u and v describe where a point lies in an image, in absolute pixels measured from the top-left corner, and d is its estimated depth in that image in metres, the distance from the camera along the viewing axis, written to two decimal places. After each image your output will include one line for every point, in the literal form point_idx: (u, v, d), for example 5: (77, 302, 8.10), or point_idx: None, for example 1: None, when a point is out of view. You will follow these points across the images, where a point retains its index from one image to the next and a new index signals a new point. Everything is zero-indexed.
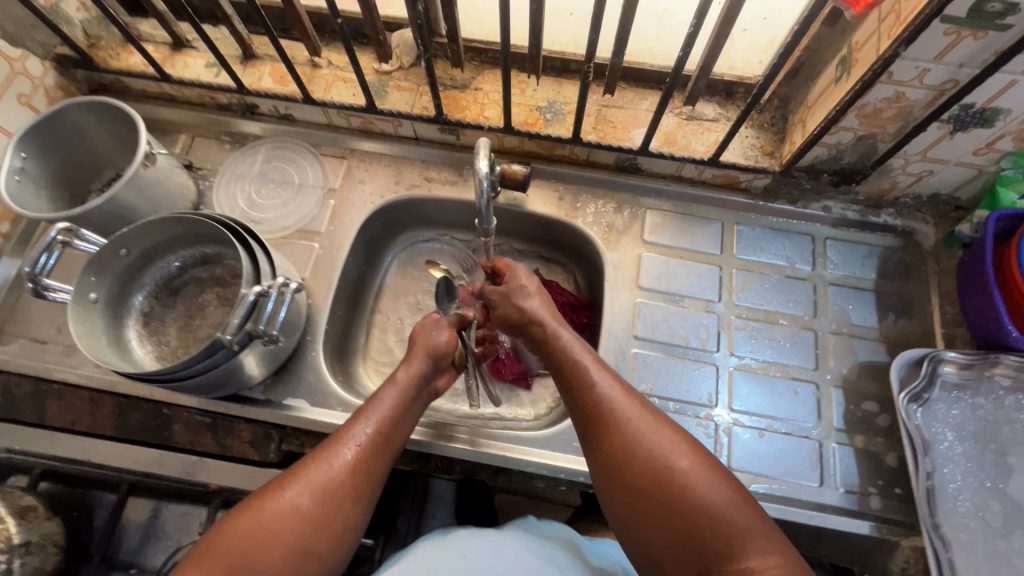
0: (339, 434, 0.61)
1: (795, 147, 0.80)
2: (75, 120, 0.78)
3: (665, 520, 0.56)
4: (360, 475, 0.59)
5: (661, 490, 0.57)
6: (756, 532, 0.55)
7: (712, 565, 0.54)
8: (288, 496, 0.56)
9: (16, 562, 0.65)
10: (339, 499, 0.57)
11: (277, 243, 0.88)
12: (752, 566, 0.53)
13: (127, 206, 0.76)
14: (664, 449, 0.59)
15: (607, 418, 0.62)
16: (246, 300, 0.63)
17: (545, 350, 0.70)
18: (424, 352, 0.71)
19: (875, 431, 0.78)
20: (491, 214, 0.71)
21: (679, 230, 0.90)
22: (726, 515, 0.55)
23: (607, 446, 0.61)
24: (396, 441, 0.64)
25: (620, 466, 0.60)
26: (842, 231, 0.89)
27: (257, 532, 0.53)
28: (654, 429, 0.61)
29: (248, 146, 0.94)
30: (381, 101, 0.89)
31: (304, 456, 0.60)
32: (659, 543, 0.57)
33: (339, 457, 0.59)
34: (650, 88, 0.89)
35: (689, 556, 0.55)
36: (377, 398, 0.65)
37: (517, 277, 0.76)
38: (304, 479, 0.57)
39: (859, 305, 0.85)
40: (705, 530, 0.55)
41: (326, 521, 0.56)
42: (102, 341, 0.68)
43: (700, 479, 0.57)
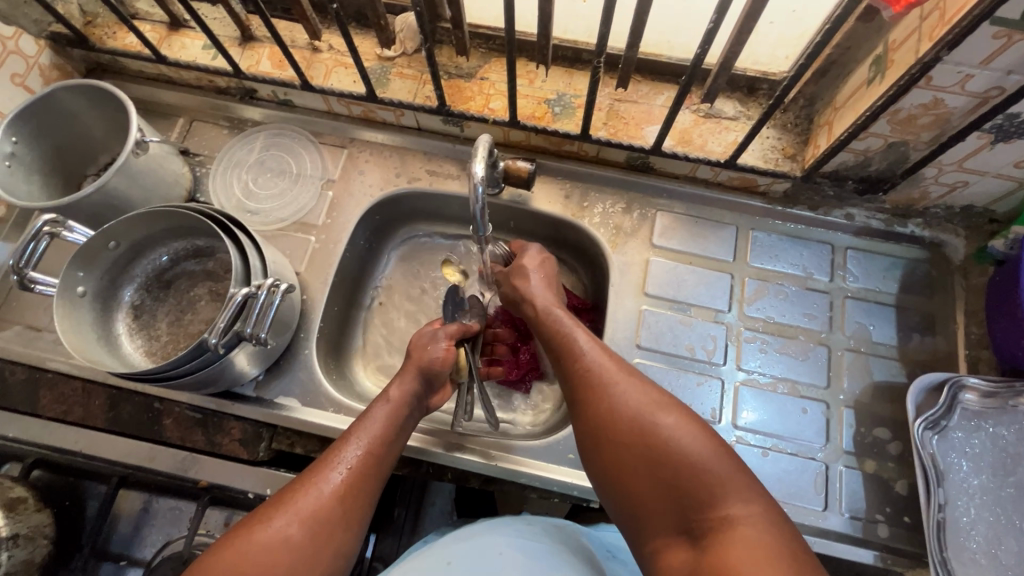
0: (330, 456, 0.59)
1: (819, 151, 0.75)
2: (65, 103, 0.76)
3: (648, 481, 0.53)
4: (349, 496, 0.57)
5: (641, 446, 0.54)
6: (737, 483, 0.51)
7: (693, 518, 0.51)
8: (277, 526, 0.53)
9: (4, 556, 0.65)
10: (329, 528, 0.55)
11: (273, 235, 0.85)
12: (732, 515, 0.50)
13: (119, 196, 0.74)
14: (645, 406, 0.57)
15: (590, 382, 0.60)
16: (234, 301, 0.61)
17: (536, 320, 0.69)
18: (416, 368, 0.69)
19: (886, 456, 0.75)
20: (486, 221, 0.67)
21: (691, 235, 0.85)
22: (706, 467, 0.52)
23: (590, 411, 0.59)
24: (385, 464, 0.62)
25: (603, 429, 0.57)
26: (865, 241, 0.84)
27: (242, 566, 0.50)
28: (638, 389, 0.59)
29: (247, 132, 0.91)
30: (382, 90, 0.85)
31: (291, 484, 0.57)
32: (642, 508, 0.54)
33: (328, 481, 0.57)
34: (667, 81, 0.84)
35: (672, 517, 0.52)
36: (368, 417, 0.63)
37: (523, 258, 0.75)
38: (293, 508, 0.55)
39: (878, 321, 0.80)
40: (686, 483, 0.52)
41: (315, 549, 0.54)
42: (88, 335, 0.66)
43: (682, 435, 0.54)
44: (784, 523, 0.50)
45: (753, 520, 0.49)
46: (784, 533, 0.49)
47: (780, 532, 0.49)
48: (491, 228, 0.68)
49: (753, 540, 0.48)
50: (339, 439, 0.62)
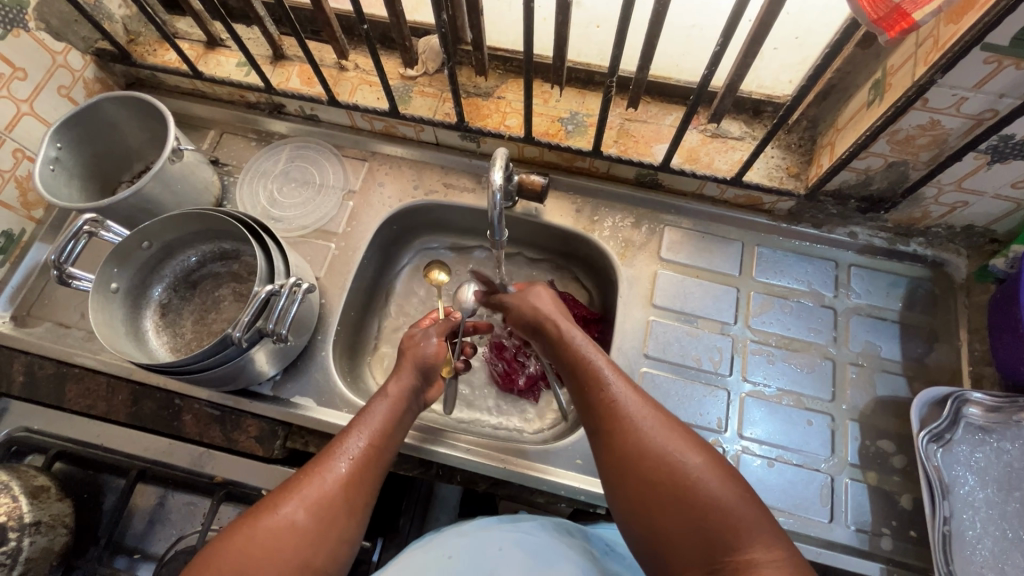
0: (333, 447, 0.61)
1: (822, 170, 0.78)
2: (107, 113, 0.80)
3: (677, 514, 0.54)
4: (353, 485, 0.59)
5: (672, 484, 0.55)
6: (760, 526, 0.52)
7: (718, 557, 0.51)
8: (284, 512, 0.55)
9: (26, 541, 0.66)
10: (335, 519, 0.57)
11: (295, 241, 0.89)
12: (754, 558, 0.51)
13: (153, 199, 0.78)
14: (675, 444, 0.57)
15: (619, 417, 0.60)
16: (258, 298, 0.65)
17: (560, 347, 0.69)
18: (412, 364, 0.71)
19: (890, 470, 0.75)
20: (503, 227, 0.69)
21: (698, 249, 0.88)
22: (732, 508, 0.53)
23: (618, 439, 0.59)
24: (385, 457, 0.64)
25: (631, 459, 0.57)
26: (867, 258, 0.86)
27: (251, 550, 0.52)
28: (667, 427, 0.59)
29: (273, 144, 0.96)
30: (404, 106, 0.89)
31: (295, 475, 0.59)
32: (665, 541, 0.54)
33: (333, 470, 0.59)
34: (675, 103, 0.88)
35: (694, 551, 0.53)
36: (368, 411, 0.65)
37: (529, 286, 0.78)
38: (299, 496, 0.56)
39: (881, 337, 0.82)
40: (710, 523, 0.52)
41: (321, 541, 0.55)
42: (118, 331, 0.69)
43: (710, 477, 0.55)
44: (805, 573, 0.51)
45: (778, 564, 0.50)
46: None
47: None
48: (507, 233, 0.71)
49: None
50: (340, 433, 0.64)
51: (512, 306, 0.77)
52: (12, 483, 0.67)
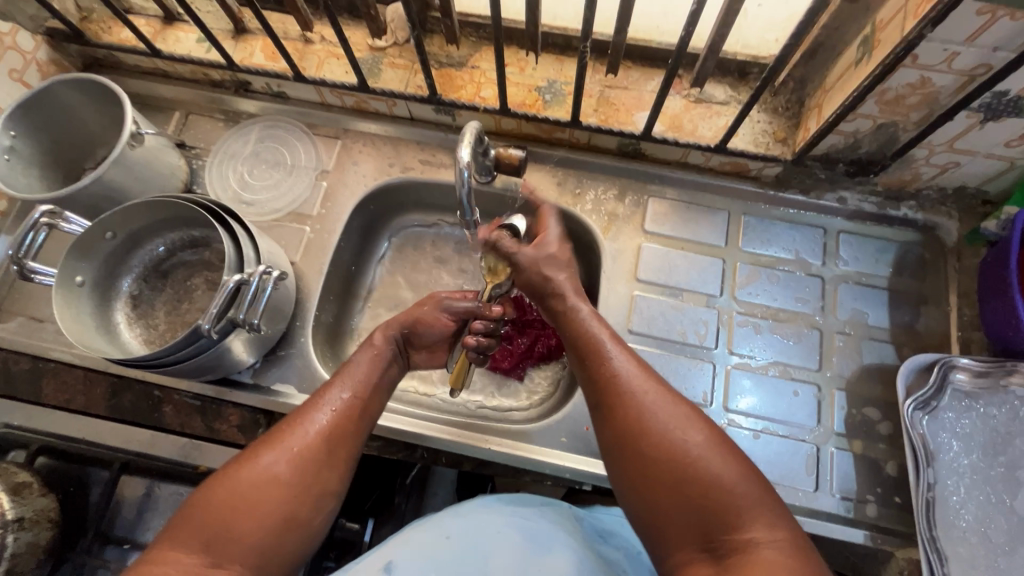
0: (314, 400, 0.61)
1: (809, 133, 0.75)
2: (61, 98, 0.77)
3: (676, 493, 0.53)
4: (333, 438, 0.59)
5: (672, 462, 0.54)
6: (761, 506, 0.52)
7: (717, 536, 0.51)
8: (265, 464, 0.55)
9: (11, 538, 0.65)
10: (317, 463, 0.57)
11: (268, 226, 0.87)
12: (755, 538, 0.50)
13: (114, 186, 0.75)
14: (676, 423, 0.57)
15: (621, 395, 0.59)
16: (226, 288, 0.62)
17: (564, 323, 0.68)
18: (402, 322, 0.73)
19: (876, 437, 0.75)
20: (473, 207, 0.67)
21: (683, 220, 0.86)
22: (734, 487, 0.52)
23: (619, 417, 0.58)
24: (372, 408, 0.64)
25: (632, 437, 0.57)
26: (856, 224, 0.84)
27: (234, 502, 0.52)
28: (669, 405, 0.58)
29: (241, 125, 0.92)
30: (374, 80, 0.86)
31: (279, 424, 0.59)
32: (663, 517, 0.54)
33: (314, 423, 0.59)
34: (657, 67, 0.84)
35: (694, 530, 0.52)
36: (353, 363, 0.66)
37: (548, 245, 0.73)
38: (281, 447, 0.56)
39: (870, 305, 0.80)
40: (711, 504, 0.52)
41: (306, 486, 0.56)
42: (88, 325, 0.67)
43: (712, 458, 0.54)
44: (807, 551, 0.51)
45: (779, 543, 0.50)
46: (805, 557, 0.50)
47: (802, 557, 0.50)
48: (477, 212, 0.69)
49: (776, 565, 0.48)
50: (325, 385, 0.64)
51: (520, 265, 0.72)
52: None
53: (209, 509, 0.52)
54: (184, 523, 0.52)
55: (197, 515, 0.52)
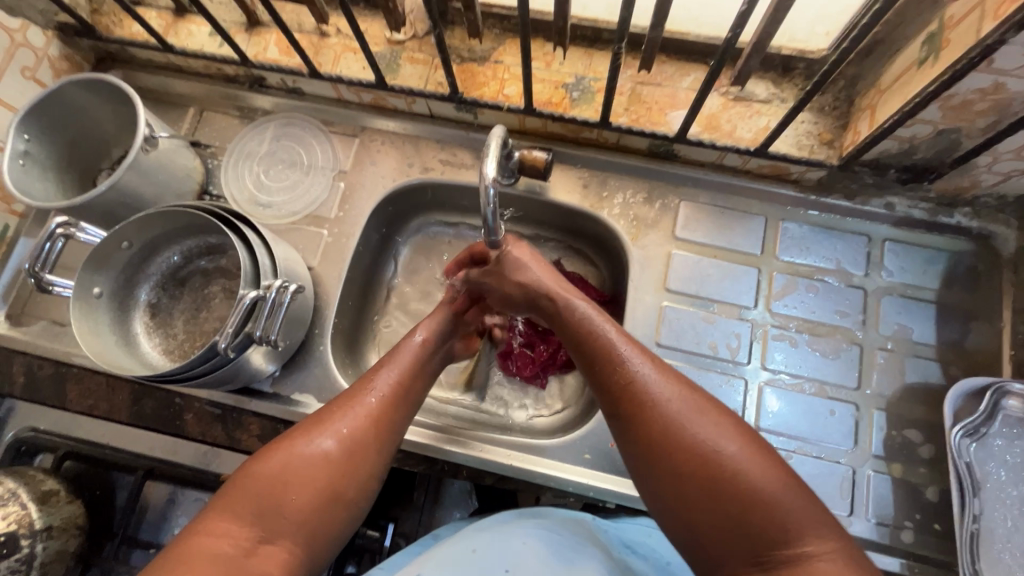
0: (363, 382, 0.60)
1: (860, 138, 0.69)
2: (73, 100, 0.75)
3: (714, 509, 0.50)
4: (381, 421, 0.58)
5: (707, 476, 0.50)
6: (812, 515, 0.48)
7: (764, 553, 0.48)
8: (316, 441, 0.54)
9: (40, 546, 0.66)
10: (366, 446, 0.55)
11: (285, 229, 0.84)
12: (809, 551, 0.47)
13: (130, 190, 0.73)
14: (708, 433, 0.52)
15: (643, 404, 0.55)
16: (242, 304, 0.61)
17: (570, 331, 0.64)
18: (449, 312, 0.72)
19: (917, 461, 0.71)
20: (498, 226, 0.63)
21: (717, 226, 0.81)
22: (780, 499, 0.48)
23: (644, 431, 0.54)
24: (414, 394, 0.63)
25: (660, 447, 0.53)
26: (904, 232, 0.79)
27: (285, 478, 0.51)
28: (698, 413, 0.54)
29: (256, 122, 0.89)
30: (392, 76, 0.82)
31: (326, 405, 0.58)
32: (701, 528, 0.50)
33: (364, 404, 0.58)
34: (693, 61, 0.78)
35: (736, 540, 0.49)
36: (397, 350, 0.65)
37: (505, 246, 0.69)
38: (331, 426, 0.55)
39: (915, 319, 0.76)
40: (755, 518, 0.48)
41: (354, 467, 0.54)
42: (107, 337, 0.66)
43: (754, 466, 0.50)
44: (861, 561, 0.48)
45: (834, 556, 0.47)
46: (859, 569, 0.47)
47: (856, 570, 0.47)
48: (503, 230, 0.65)
49: None
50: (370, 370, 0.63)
51: (500, 263, 0.69)
52: (20, 490, 0.67)
53: (256, 485, 0.50)
54: (224, 502, 0.50)
55: (245, 489, 0.50)
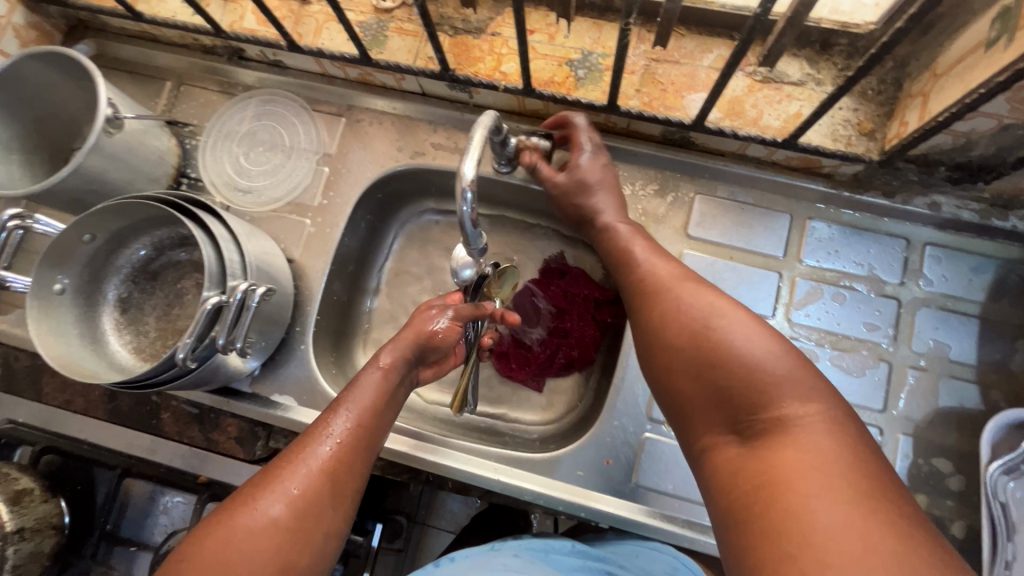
0: (318, 425, 0.53)
1: (908, 129, 0.60)
2: (32, 75, 0.69)
3: (700, 378, 0.48)
4: (339, 473, 0.50)
5: (695, 346, 0.49)
6: (795, 379, 0.44)
7: (744, 417, 0.45)
8: (262, 508, 0.46)
9: (11, 549, 0.65)
10: (320, 505, 0.48)
11: (266, 217, 0.79)
12: (788, 414, 0.43)
13: (96, 177, 0.68)
14: (703, 309, 0.51)
15: (647, 292, 0.57)
16: (202, 311, 0.56)
17: (603, 238, 0.67)
18: (413, 339, 0.60)
19: (944, 493, 0.65)
20: (480, 236, 0.56)
21: (734, 223, 0.73)
22: (760, 364, 0.45)
23: (644, 313, 0.55)
24: (377, 434, 0.55)
25: (656, 328, 0.53)
26: (948, 235, 0.70)
27: (229, 557, 0.44)
28: (694, 292, 0.53)
29: (236, 98, 0.83)
30: (379, 50, 0.74)
31: (277, 458, 0.50)
32: (687, 405, 0.49)
33: (318, 453, 0.50)
34: (717, 35, 0.69)
35: (720, 415, 0.47)
36: (359, 382, 0.56)
37: (579, 163, 0.68)
38: (280, 487, 0.47)
39: (954, 335, 0.68)
40: (732, 384, 0.46)
41: (308, 532, 0.47)
42: (71, 338, 0.62)
43: (736, 333, 0.47)
44: (854, 436, 0.42)
45: (820, 420, 0.43)
46: (846, 439, 0.42)
47: (843, 443, 0.41)
48: (485, 239, 0.57)
49: (816, 448, 0.41)
50: (328, 407, 0.55)
51: (557, 189, 0.70)
52: None
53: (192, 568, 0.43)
54: None
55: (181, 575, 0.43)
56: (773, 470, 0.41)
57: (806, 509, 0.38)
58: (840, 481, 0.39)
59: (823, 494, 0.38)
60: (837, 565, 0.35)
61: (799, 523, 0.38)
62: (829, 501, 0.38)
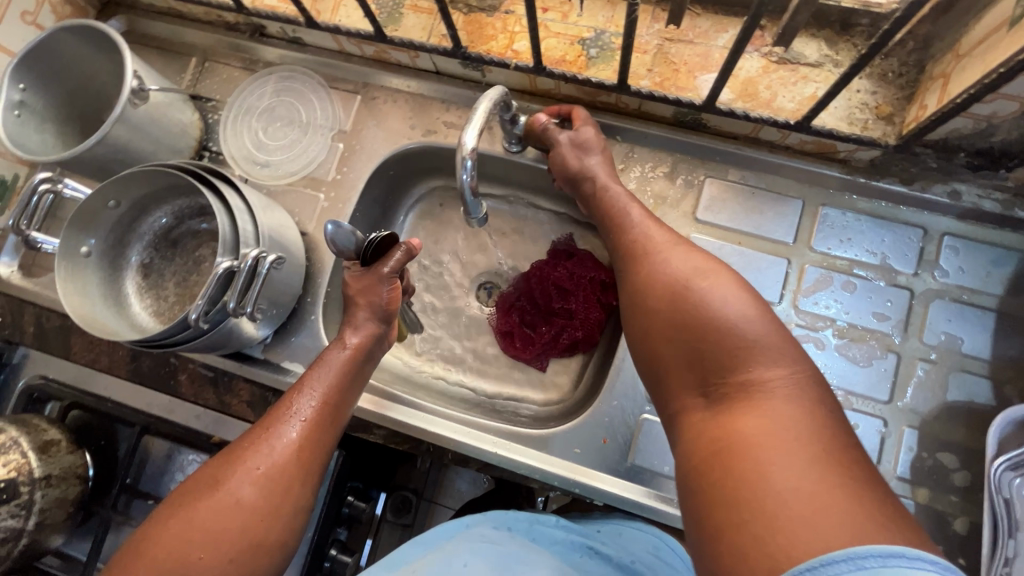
0: (282, 410, 0.59)
1: (927, 112, 0.58)
2: (66, 48, 0.72)
3: (676, 338, 0.49)
4: (304, 452, 0.57)
5: (675, 307, 0.50)
6: (768, 345, 0.45)
7: (713, 379, 0.46)
8: (229, 490, 0.53)
9: (38, 494, 0.69)
10: (285, 482, 0.55)
11: (282, 191, 0.81)
12: (755, 378, 0.44)
13: (122, 145, 0.70)
14: (688, 270, 0.52)
15: (637, 253, 0.58)
16: (216, 274, 0.58)
17: (596, 199, 0.67)
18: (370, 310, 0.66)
19: (948, 488, 0.64)
20: (479, 204, 0.58)
21: (744, 209, 0.72)
22: (738, 324, 0.46)
23: (632, 274, 0.57)
24: (339, 415, 0.62)
25: (642, 288, 0.54)
26: (967, 226, 0.68)
27: (192, 536, 0.50)
28: (682, 255, 0.54)
29: (256, 74, 0.85)
30: (393, 27, 0.75)
31: (242, 442, 0.57)
32: (663, 366, 0.51)
33: (282, 436, 0.57)
34: (733, 14, 0.68)
35: (690, 377, 0.48)
36: (320, 367, 0.63)
37: (583, 129, 0.69)
38: (245, 470, 0.54)
39: (968, 329, 0.66)
40: (707, 343, 0.47)
41: (273, 508, 0.54)
42: (94, 297, 0.66)
43: (718, 296, 0.48)
44: (822, 403, 0.43)
45: (786, 382, 0.44)
46: (812, 406, 0.42)
47: (807, 410, 0.42)
48: (485, 209, 0.59)
49: (778, 412, 0.42)
50: (290, 391, 0.62)
51: (556, 152, 0.69)
52: (22, 438, 0.70)
53: (162, 548, 0.50)
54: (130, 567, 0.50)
55: (149, 554, 0.50)
56: (738, 428, 0.42)
57: (770, 464, 0.39)
58: (800, 443, 0.40)
59: (782, 454, 0.39)
60: (785, 523, 0.35)
61: (737, 488, 0.39)
62: (789, 461, 0.38)
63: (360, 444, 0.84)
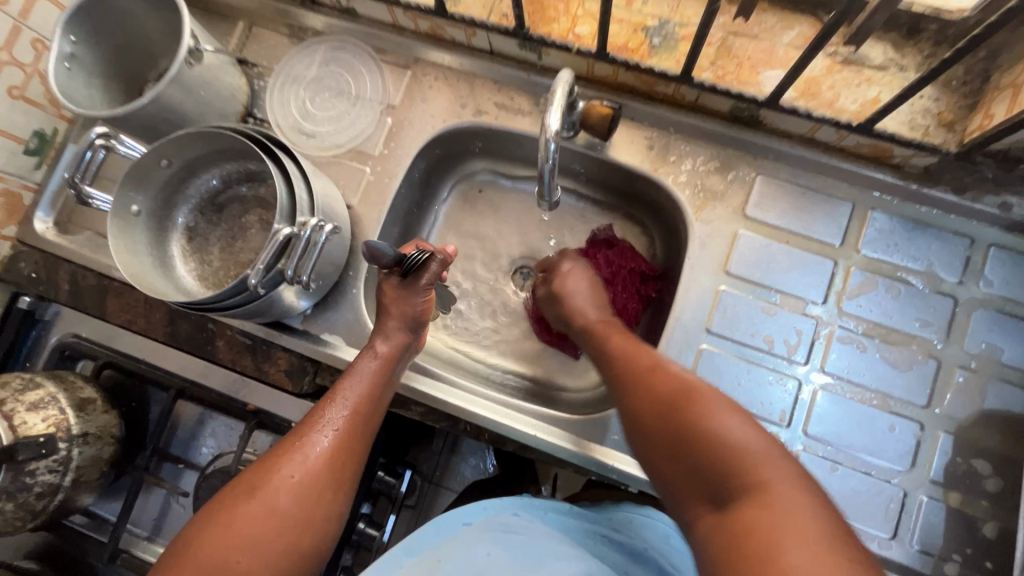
0: (313, 418, 0.60)
1: (994, 121, 0.59)
2: (120, 2, 0.70)
3: (680, 457, 0.50)
4: (336, 461, 0.59)
5: (675, 425, 0.51)
6: (771, 458, 0.47)
7: (721, 489, 0.47)
8: (264, 497, 0.54)
9: (75, 451, 0.69)
10: (319, 489, 0.57)
11: (327, 162, 0.81)
12: (764, 482, 0.45)
13: (173, 106, 0.70)
14: (687, 388, 0.54)
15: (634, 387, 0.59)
16: (276, 240, 0.58)
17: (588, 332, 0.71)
18: (401, 319, 0.68)
19: (979, 493, 0.65)
20: (556, 188, 0.61)
21: (794, 208, 0.72)
22: (737, 446, 0.47)
23: (633, 398, 0.57)
24: (371, 423, 0.63)
25: (640, 417, 0.56)
26: (1014, 238, 0.68)
27: (232, 541, 0.52)
28: (678, 380, 0.56)
29: (306, 43, 0.83)
30: (454, 3, 0.74)
31: (277, 448, 0.58)
32: (670, 476, 0.51)
33: (316, 444, 0.58)
34: (801, 11, 0.67)
35: (698, 483, 0.48)
36: (351, 376, 0.64)
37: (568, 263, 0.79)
38: (280, 478, 0.56)
39: (1009, 339, 0.67)
40: (708, 455, 0.48)
41: (309, 515, 0.56)
42: (144, 257, 0.65)
43: (719, 414, 0.50)
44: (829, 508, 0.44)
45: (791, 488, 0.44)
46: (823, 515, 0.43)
47: (818, 516, 0.42)
48: (558, 192, 0.61)
49: (789, 516, 0.42)
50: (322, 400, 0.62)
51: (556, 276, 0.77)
52: (60, 395, 0.69)
53: (203, 552, 0.51)
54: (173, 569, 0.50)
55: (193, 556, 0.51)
56: (754, 526, 0.43)
57: (789, 552, 0.40)
58: (808, 536, 0.41)
59: (796, 541, 0.41)
60: None
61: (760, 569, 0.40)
62: (802, 553, 0.40)
63: (389, 419, 0.84)
